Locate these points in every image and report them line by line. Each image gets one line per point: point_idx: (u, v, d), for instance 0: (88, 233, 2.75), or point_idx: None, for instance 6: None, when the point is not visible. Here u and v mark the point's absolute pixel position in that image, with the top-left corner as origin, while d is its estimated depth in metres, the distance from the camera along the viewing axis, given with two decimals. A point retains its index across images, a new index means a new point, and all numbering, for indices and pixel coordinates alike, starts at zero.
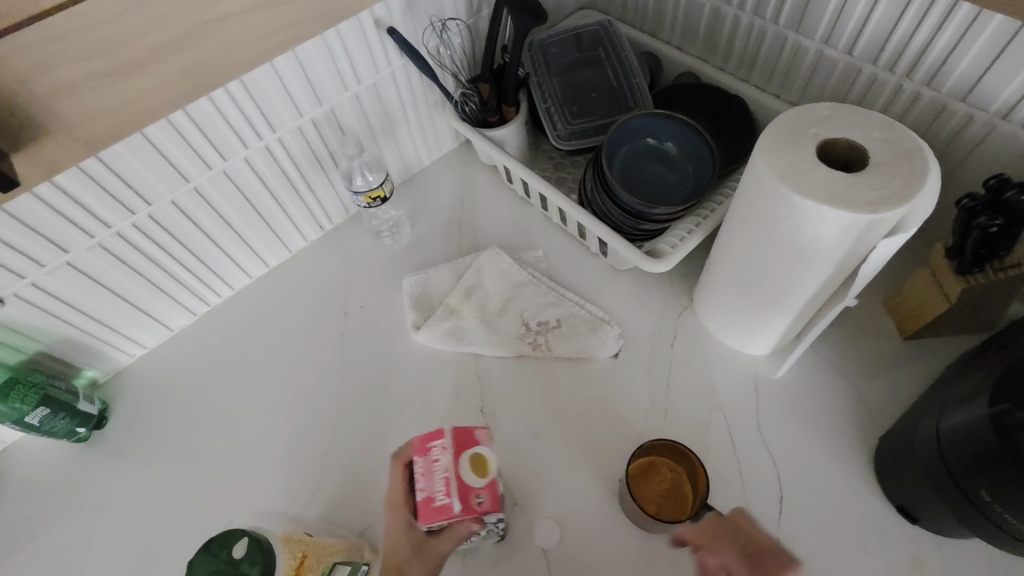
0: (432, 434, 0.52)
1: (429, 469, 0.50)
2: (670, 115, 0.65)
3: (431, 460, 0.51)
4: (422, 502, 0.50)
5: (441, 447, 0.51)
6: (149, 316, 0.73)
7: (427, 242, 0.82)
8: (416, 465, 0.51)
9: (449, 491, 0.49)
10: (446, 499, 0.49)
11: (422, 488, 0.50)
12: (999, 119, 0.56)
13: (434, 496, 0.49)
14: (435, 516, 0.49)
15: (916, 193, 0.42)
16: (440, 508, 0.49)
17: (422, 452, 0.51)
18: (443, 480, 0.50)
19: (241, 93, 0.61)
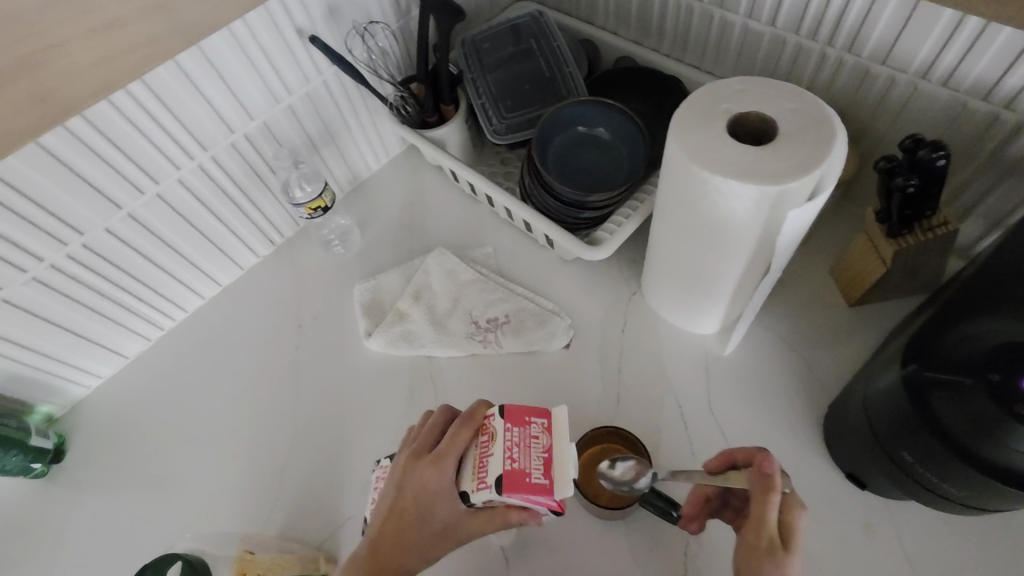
0: (533, 409, 0.48)
1: (525, 441, 0.46)
2: (600, 101, 0.64)
3: (530, 434, 0.46)
4: (513, 474, 0.44)
5: (542, 427, 0.47)
6: (100, 346, 0.73)
7: (378, 248, 0.82)
8: (512, 434, 0.46)
9: (548, 474, 0.45)
10: (543, 479, 0.45)
11: (515, 459, 0.45)
12: (919, 79, 0.56)
13: (529, 472, 0.45)
14: (529, 492, 0.44)
15: (821, 161, 0.43)
16: (536, 487, 0.44)
17: (519, 423, 0.47)
18: (542, 459, 0.46)
19: (163, 115, 0.61)
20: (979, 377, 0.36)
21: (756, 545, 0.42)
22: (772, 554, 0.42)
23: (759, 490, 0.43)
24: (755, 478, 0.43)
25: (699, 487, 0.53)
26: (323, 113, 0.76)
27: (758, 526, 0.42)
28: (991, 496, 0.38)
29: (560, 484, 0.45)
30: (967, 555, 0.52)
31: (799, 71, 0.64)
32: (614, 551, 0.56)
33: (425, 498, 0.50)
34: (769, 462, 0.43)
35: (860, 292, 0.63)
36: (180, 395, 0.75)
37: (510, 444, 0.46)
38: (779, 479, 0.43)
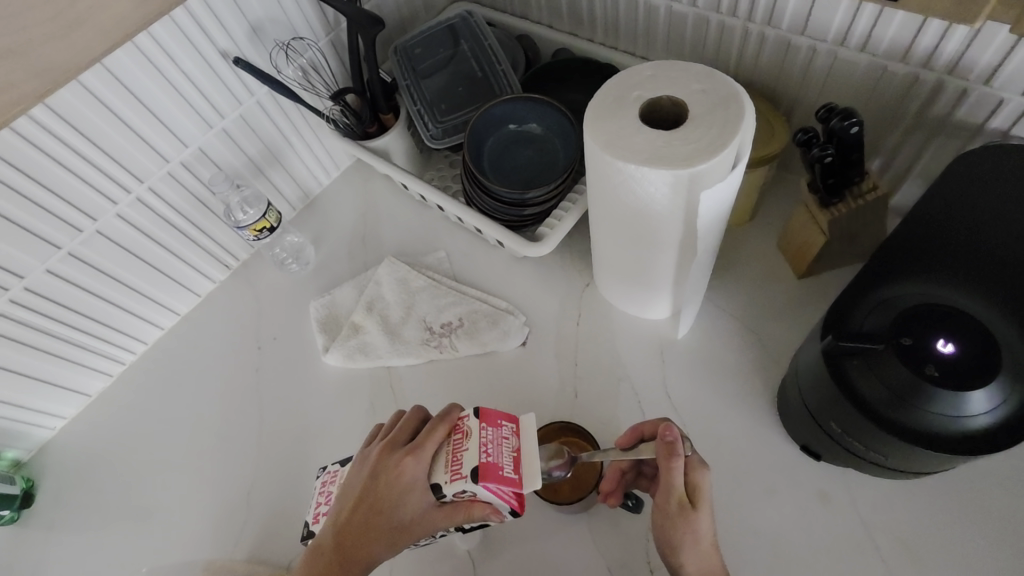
0: (503, 413, 0.50)
1: (497, 440, 0.47)
2: (528, 97, 0.64)
3: (502, 434, 0.47)
4: (490, 466, 0.45)
5: (512, 430, 0.49)
6: (60, 386, 0.73)
7: (332, 262, 0.82)
8: (486, 432, 0.47)
9: (517, 470, 0.46)
10: (513, 474, 0.46)
11: (489, 453, 0.46)
12: (838, 46, 0.56)
13: (502, 465, 0.45)
14: (501, 483, 0.44)
15: (727, 141, 0.42)
16: (507, 480, 0.45)
17: (491, 423, 0.48)
18: (512, 457, 0.47)
19: (90, 151, 0.61)
20: (892, 342, 0.41)
21: (668, 508, 0.43)
22: (683, 516, 0.42)
23: (663, 457, 0.43)
24: (658, 446, 0.43)
25: (614, 461, 0.54)
26: (262, 133, 0.75)
27: (669, 492, 0.43)
28: (903, 458, 0.41)
29: (529, 479, 0.46)
30: (924, 517, 0.51)
31: (726, 49, 0.64)
32: (577, 544, 0.56)
33: (398, 489, 0.48)
34: (671, 430, 0.43)
35: (805, 263, 0.63)
36: (146, 428, 0.75)
37: (485, 441, 0.46)
38: (679, 445, 0.42)
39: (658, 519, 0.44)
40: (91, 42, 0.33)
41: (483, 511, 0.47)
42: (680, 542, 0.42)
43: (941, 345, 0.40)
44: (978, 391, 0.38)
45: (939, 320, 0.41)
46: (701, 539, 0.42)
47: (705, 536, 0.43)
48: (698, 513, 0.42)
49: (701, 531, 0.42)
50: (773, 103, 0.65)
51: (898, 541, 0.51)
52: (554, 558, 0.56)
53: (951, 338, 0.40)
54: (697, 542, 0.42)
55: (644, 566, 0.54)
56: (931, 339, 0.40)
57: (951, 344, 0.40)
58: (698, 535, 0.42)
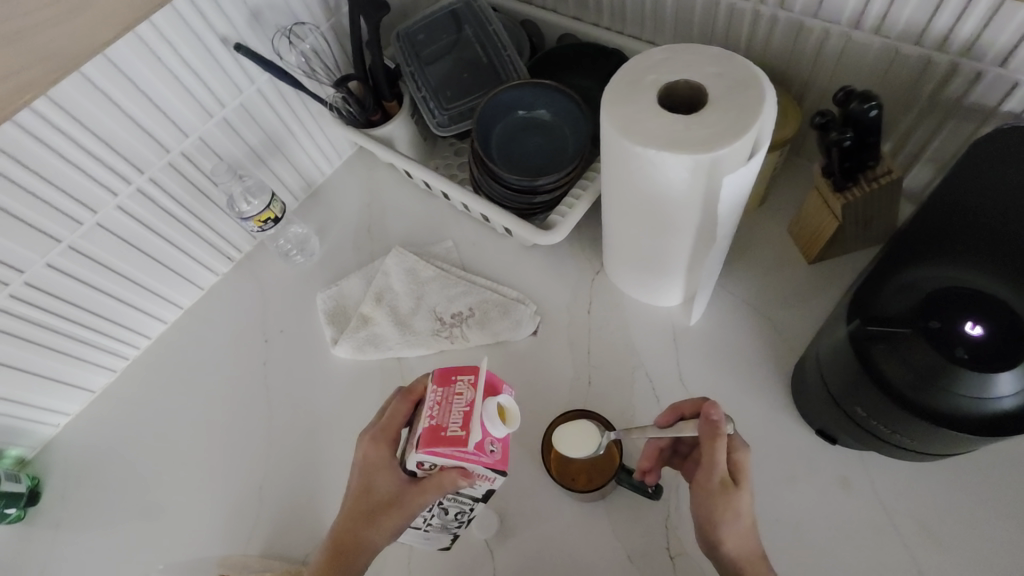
0: (461, 368, 0.48)
1: (448, 399, 0.46)
2: (538, 83, 0.63)
3: (453, 391, 0.46)
4: (431, 430, 0.45)
5: (467, 383, 0.46)
6: (63, 382, 0.72)
7: (338, 254, 0.81)
8: (437, 394, 0.47)
9: (466, 426, 0.44)
10: (461, 433, 0.44)
11: (434, 416, 0.45)
12: (852, 29, 0.55)
13: (446, 426, 0.45)
14: (442, 446, 0.44)
15: (749, 126, 0.42)
16: (450, 440, 0.44)
17: (445, 382, 0.47)
18: (461, 415, 0.45)
19: (90, 142, 0.59)
20: (918, 325, 0.40)
21: (709, 486, 0.44)
22: (726, 493, 0.43)
23: (707, 437, 0.43)
24: (702, 425, 0.44)
25: (654, 439, 0.53)
26: (263, 122, 0.74)
27: (711, 473, 0.43)
28: (927, 438, 0.42)
29: (475, 435, 0.43)
30: (939, 498, 0.52)
31: (736, 34, 0.63)
32: (595, 531, 0.56)
33: (370, 470, 0.50)
34: (716, 410, 0.44)
35: (818, 249, 0.63)
36: (153, 424, 0.74)
37: (433, 403, 0.46)
38: (724, 424, 0.43)
39: (699, 494, 0.45)
40: (99, 29, 0.32)
41: (450, 476, 0.45)
42: (721, 519, 0.43)
43: (969, 328, 0.40)
44: (1007, 372, 0.38)
45: (967, 302, 0.41)
46: (741, 517, 0.43)
47: (744, 514, 0.44)
48: (739, 492, 0.43)
49: (742, 512, 0.44)
50: (783, 88, 0.64)
51: (912, 521, 0.52)
52: (573, 545, 0.56)
53: (979, 320, 0.40)
54: (738, 520, 0.43)
55: (664, 554, 0.54)
56: (959, 322, 0.40)
57: (979, 327, 0.40)
58: (738, 514, 0.43)
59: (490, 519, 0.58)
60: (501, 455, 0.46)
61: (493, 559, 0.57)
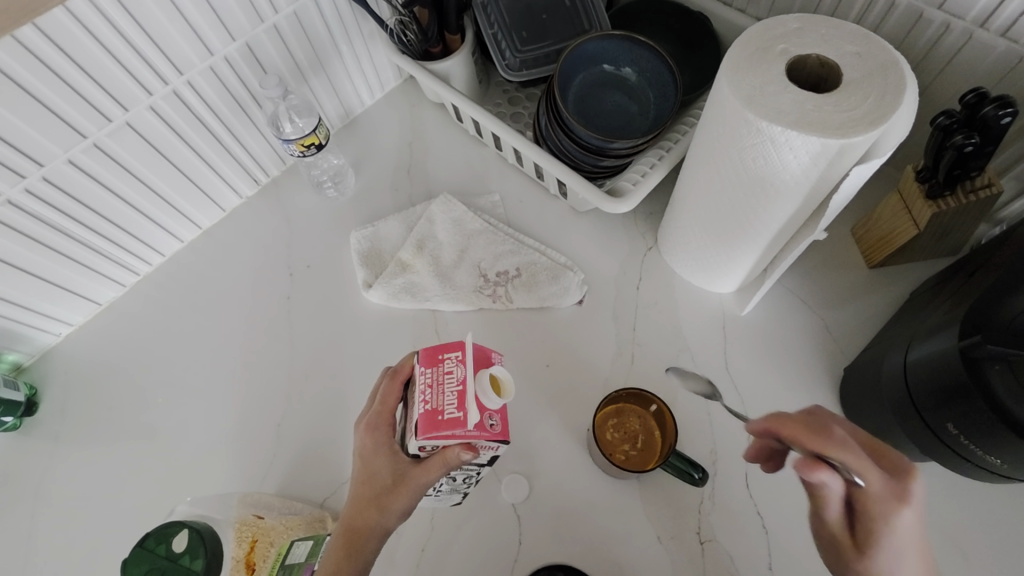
0: (448, 345, 0.44)
1: (439, 381, 0.42)
2: (629, 37, 0.59)
3: (442, 370, 0.42)
4: (426, 416, 0.41)
5: (456, 360, 0.42)
6: (69, 291, 0.67)
7: (374, 193, 0.76)
8: (425, 376, 0.43)
9: (462, 406, 0.40)
10: (458, 414, 0.40)
11: (428, 401, 0.41)
12: (977, 27, 0.52)
13: (442, 408, 0.41)
14: (441, 430, 0.40)
15: (887, 115, 0.39)
16: (449, 423, 0.40)
17: (432, 363, 0.43)
18: (456, 394, 0.41)
19: (132, 30, 0.53)
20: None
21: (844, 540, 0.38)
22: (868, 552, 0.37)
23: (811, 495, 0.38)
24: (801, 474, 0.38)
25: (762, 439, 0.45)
26: (314, 37, 0.67)
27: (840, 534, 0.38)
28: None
29: (472, 414, 0.40)
30: (974, 516, 0.52)
31: (842, 15, 0.59)
32: (627, 509, 0.55)
33: (369, 458, 0.47)
34: (810, 469, 0.36)
35: (885, 255, 0.61)
36: (164, 346, 0.70)
37: (423, 385, 0.42)
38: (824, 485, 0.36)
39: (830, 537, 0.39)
40: None
41: (454, 453, 0.41)
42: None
43: None
44: None
45: None
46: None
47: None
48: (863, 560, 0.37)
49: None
50: None
51: (945, 537, 0.52)
52: (603, 520, 0.55)
53: None
54: None
55: (695, 539, 0.54)
56: None
57: None
58: None
59: (520, 484, 0.57)
60: (502, 426, 0.43)
61: (519, 526, 0.56)
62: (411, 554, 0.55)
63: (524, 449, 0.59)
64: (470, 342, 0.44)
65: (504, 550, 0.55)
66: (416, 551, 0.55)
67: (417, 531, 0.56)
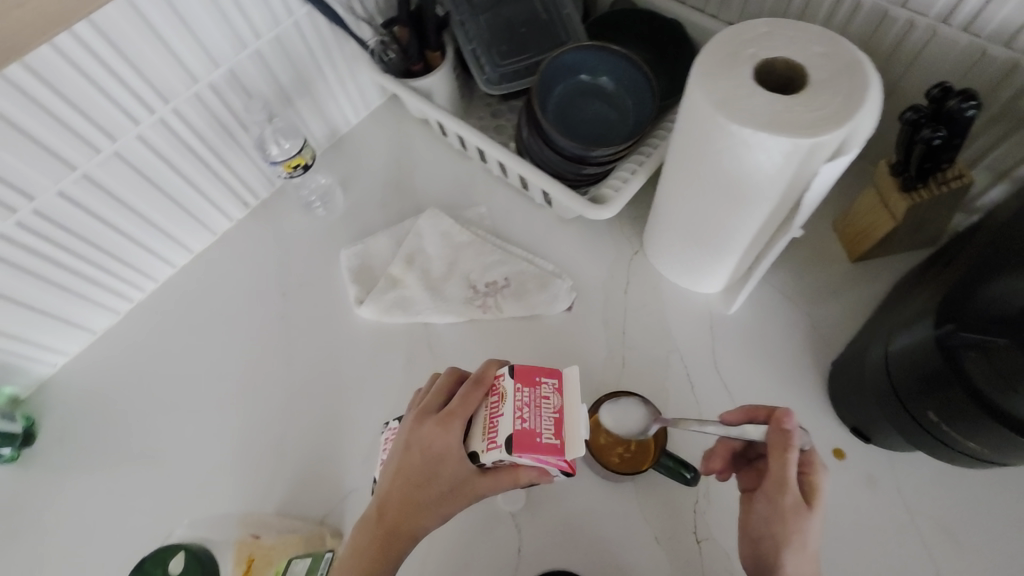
0: (543, 369, 0.46)
1: (536, 403, 0.44)
2: (604, 47, 0.60)
3: (541, 394, 0.45)
4: (523, 434, 0.42)
5: (553, 387, 0.45)
6: (62, 321, 0.67)
7: (363, 210, 0.77)
8: (521, 395, 0.44)
9: (558, 434, 0.43)
10: (554, 440, 0.43)
11: (525, 419, 0.43)
12: (939, 23, 0.53)
13: (540, 431, 0.43)
14: (539, 453, 0.42)
15: (854, 113, 0.40)
16: (546, 447, 0.42)
17: (528, 383, 0.45)
18: (553, 419, 0.44)
19: (117, 62, 0.54)
20: (1015, 335, 0.36)
21: (779, 501, 0.38)
22: (795, 513, 0.38)
23: (775, 446, 0.38)
24: (774, 434, 0.39)
25: (723, 438, 0.46)
26: (296, 60, 0.69)
27: (778, 485, 0.38)
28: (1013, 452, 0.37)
29: (571, 445, 0.42)
30: (966, 503, 0.53)
31: (810, 16, 0.61)
32: (624, 512, 0.56)
33: (431, 458, 0.48)
34: (789, 418, 0.38)
35: (866, 248, 0.62)
36: (159, 371, 0.70)
37: (521, 405, 0.44)
38: (796, 435, 0.38)
39: (758, 511, 0.40)
40: None
41: (526, 474, 0.45)
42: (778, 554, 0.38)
43: None
44: None
45: None
46: (785, 575, 0.38)
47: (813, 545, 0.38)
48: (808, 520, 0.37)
49: (786, 566, 0.38)
50: None
51: (936, 522, 0.53)
52: (600, 523, 0.56)
53: None
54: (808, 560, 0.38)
55: (692, 538, 0.54)
56: None
57: None
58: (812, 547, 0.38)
59: (517, 492, 0.57)
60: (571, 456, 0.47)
61: (518, 533, 0.56)
62: (411, 568, 0.56)
63: None
64: (566, 372, 0.46)
65: (503, 558, 0.55)
66: (416, 565, 0.56)
67: (417, 544, 0.56)
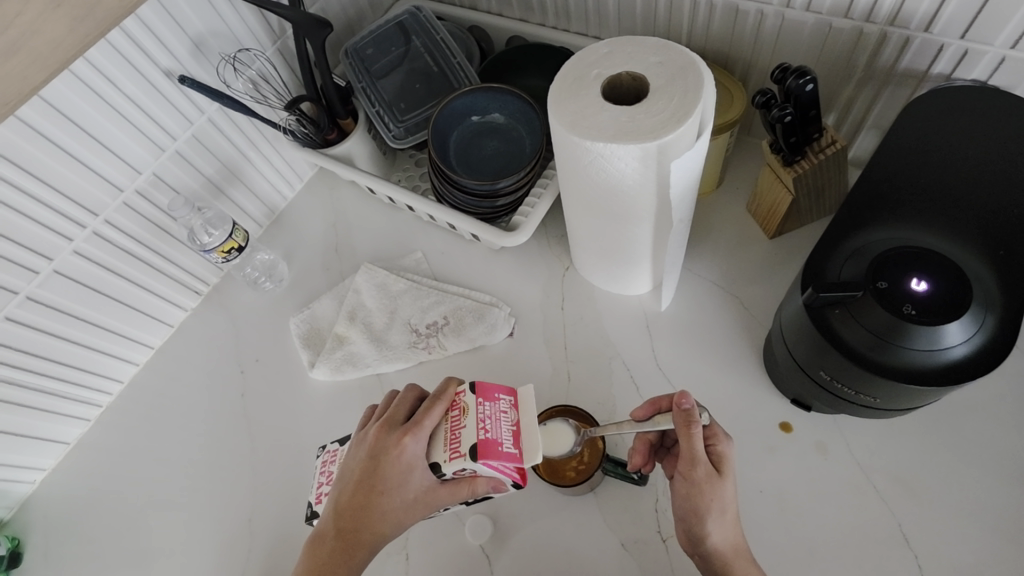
0: (500, 387, 0.49)
1: (497, 415, 0.46)
2: (490, 88, 0.65)
3: (500, 408, 0.47)
4: (489, 442, 0.44)
5: (509, 403, 0.48)
6: (34, 437, 0.70)
7: (307, 277, 0.80)
8: (483, 407, 0.46)
9: (516, 443, 0.46)
10: (513, 449, 0.45)
11: (488, 430, 0.45)
12: (785, 8, 0.56)
13: (502, 441, 0.45)
14: (503, 461, 0.44)
15: (690, 112, 0.44)
16: (508, 456, 0.45)
17: (488, 397, 0.47)
18: (512, 431, 0.46)
19: (39, 189, 0.58)
20: (869, 287, 0.42)
21: (693, 476, 0.44)
22: (709, 482, 0.44)
23: (681, 426, 0.44)
24: (677, 415, 0.45)
25: (641, 433, 0.53)
26: (219, 151, 0.72)
27: (690, 460, 0.44)
28: (890, 394, 0.43)
29: (529, 454, 0.46)
30: (914, 452, 0.54)
31: (677, 23, 0.65)
32: (587, 524, 0.57)
33: (397, 469, 0.48)
34: (687, 399, 0.45)
35: (776, 224, 0.64)
36: (133, 469, 0.72)
37: (483, 416, 0.45)
38: (696, 413, 0.45)
39: (679, 489, 0.45)
40: (30, 71, 0.31)
41: (483, 486, 0.47)
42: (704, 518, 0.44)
43: (915, 284, 0.41)
44: (954, 323, 0.40)
45: (912, 260, 0.42)
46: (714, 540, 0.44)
47: (728, 503, 0.45)
48: (723, 481, 0.44)
49: (711, 532, 0.44)
50: (727, 71, 0.66)
51: (889, 477, 0.54)
52: (567, 541, 0.56)
53: (925, 276, 0.41)
54: (724, 513, 0.44)
55: (657, 538, 0.55)
56: (904, 280, 0.41)
57: (924, 283, 0.41)
58: (725, 505, 0.44)
59: (484, 525, 0.58)
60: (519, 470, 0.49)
61: (490, 566, 0.57)
62: None
63: None
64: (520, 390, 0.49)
65: None
66: None
67: None
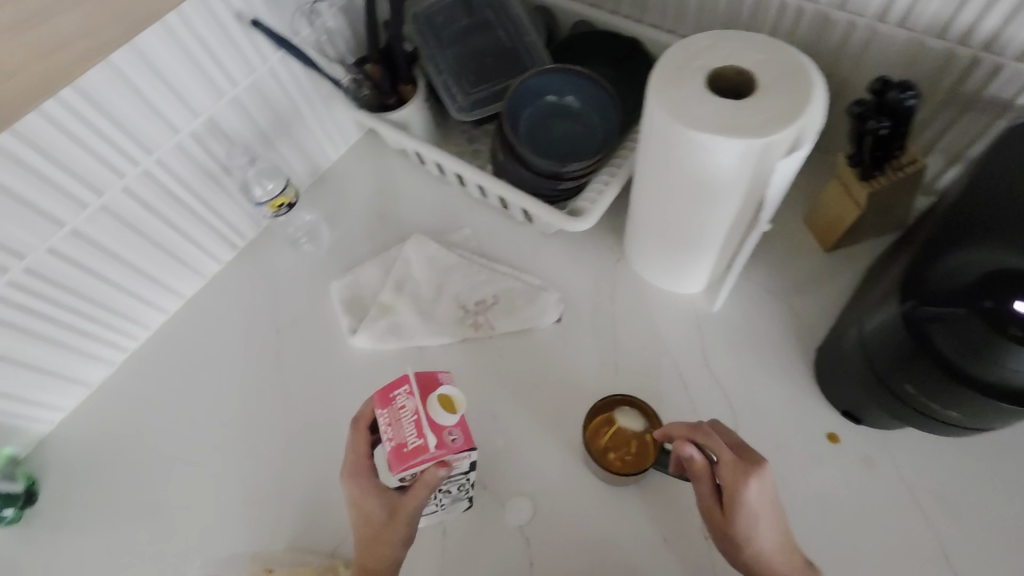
0: (394, 382, 0.48)
1: (396, 417, 0.47)
2: (569, 69, 0.64)
3: (397, 408, 0.47)
4: (395, 450, 0.46)
5: (406, 393, 0.47)
6: (58, 376, 0.67)
7: (350, 242, 0.78)
8: (384, 416, 0.48)
9: (421, 432, 0.45)
10: (420, 441, 0.45)
11: (392, 438, 0.47)
12: (877, 21, 0.56)
13: (405, 441, 0.46)
14: (409, 460, 0.45)
15: (799, 113, 0.43)
16: (414, 451, 0.45)
17: (387, 403, 0.48)
18: (413, 424, 0.46)
19: (99, 119, 0.56)
20: (972, 305, 0.43)
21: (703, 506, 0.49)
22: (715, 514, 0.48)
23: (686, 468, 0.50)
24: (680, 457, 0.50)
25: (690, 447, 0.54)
26: (275, 103, 0.70)
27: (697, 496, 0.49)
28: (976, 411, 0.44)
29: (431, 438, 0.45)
30: (957, 473, 0.55)
31: (760, 25, 0.64)
32: (629, 515, 0.57)
33: (362, 503, 0.51)
34: (681, 446, 0.49)
35: (837, 237, 0.64)
36: (158, 418, 0.70)
37: (385, 425, 0.47)
38: (694, 457, 0.48)
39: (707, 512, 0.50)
40: None
41: (432, 474, 0.46)
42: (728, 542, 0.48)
43: None
44: None
45: None
46: (754, 543, 0.46)
47: (757, 536, 0.47)
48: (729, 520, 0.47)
49: (731, 556, 0.48)
50: None
51: (931, 495, 0.55)
52: (609, 529, 0.56)
53: None
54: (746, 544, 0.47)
55: (699, 534, 0.55)
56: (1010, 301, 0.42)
57: None
58: (750, 537, 0.47)
59: (525, 506, 0.58)
60: (467, 436, 0.47)
61: (529, 549, 0.57)
62: None
63: (523, 472, 0.60)
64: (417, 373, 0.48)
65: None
66: None
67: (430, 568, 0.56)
